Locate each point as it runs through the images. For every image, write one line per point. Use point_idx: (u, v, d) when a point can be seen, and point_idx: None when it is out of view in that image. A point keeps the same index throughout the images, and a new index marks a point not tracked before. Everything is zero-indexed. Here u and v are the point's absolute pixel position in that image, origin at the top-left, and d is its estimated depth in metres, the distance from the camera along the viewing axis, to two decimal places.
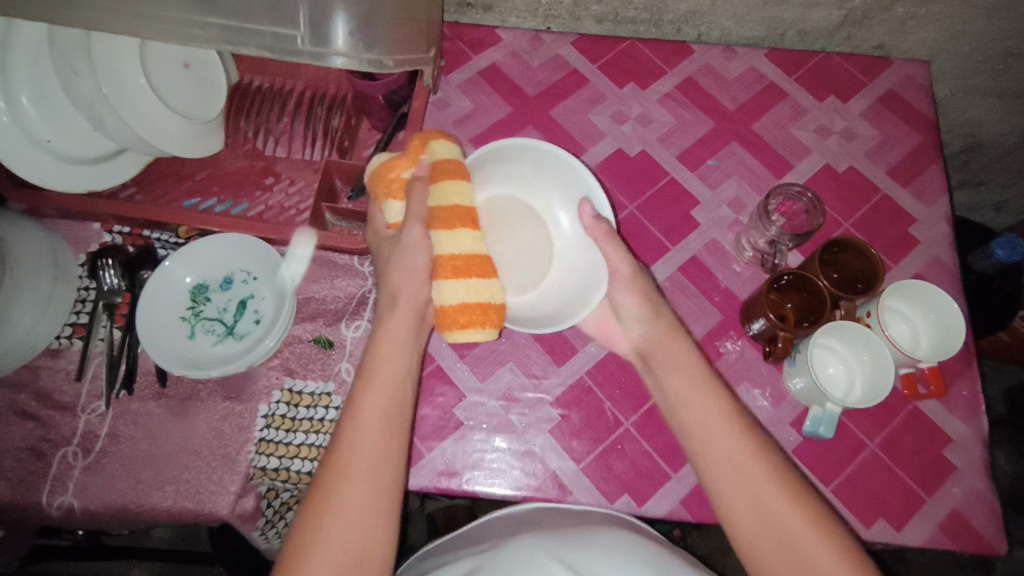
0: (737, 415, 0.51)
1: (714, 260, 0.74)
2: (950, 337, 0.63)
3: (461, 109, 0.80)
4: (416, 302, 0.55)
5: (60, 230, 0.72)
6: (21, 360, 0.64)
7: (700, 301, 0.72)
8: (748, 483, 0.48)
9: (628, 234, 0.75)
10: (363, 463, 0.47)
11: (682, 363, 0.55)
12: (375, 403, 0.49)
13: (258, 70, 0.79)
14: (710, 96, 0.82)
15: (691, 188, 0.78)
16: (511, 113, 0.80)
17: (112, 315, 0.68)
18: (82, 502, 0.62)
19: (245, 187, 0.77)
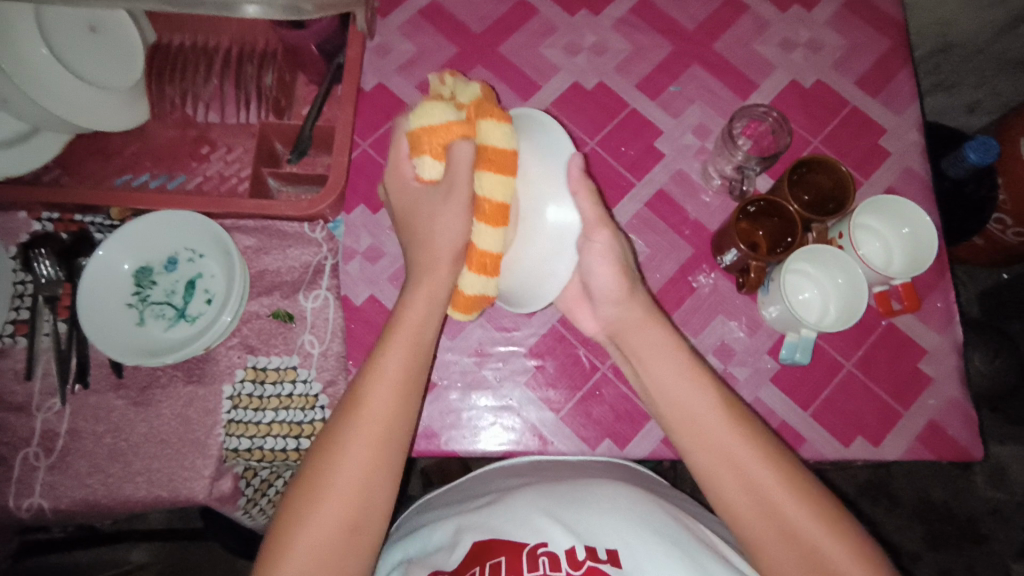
0: (705, 384, 0.50)
1: (681, 191, 0.71)
2: (925, 252, 0.61)
3: (403, 53, 0.75)
4: (451, 263, 0.51)
5: None
6: None
7: (669, 236, 0.70)
8: (749, 485, 0.46)
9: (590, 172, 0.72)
10: (368, 437, 0.46)
11: (649, 342, 0.53)
12: (390, 369, 0.47)
13: (178, 27, 0.71)
14: (666, 16, 0.77)
15: (653, 117, 0.74)
16: (457, 54, 0.75)
17: (55, 308, 0.65)
18: (51, 502, 0.60)
19: (180, 158, 0.72)
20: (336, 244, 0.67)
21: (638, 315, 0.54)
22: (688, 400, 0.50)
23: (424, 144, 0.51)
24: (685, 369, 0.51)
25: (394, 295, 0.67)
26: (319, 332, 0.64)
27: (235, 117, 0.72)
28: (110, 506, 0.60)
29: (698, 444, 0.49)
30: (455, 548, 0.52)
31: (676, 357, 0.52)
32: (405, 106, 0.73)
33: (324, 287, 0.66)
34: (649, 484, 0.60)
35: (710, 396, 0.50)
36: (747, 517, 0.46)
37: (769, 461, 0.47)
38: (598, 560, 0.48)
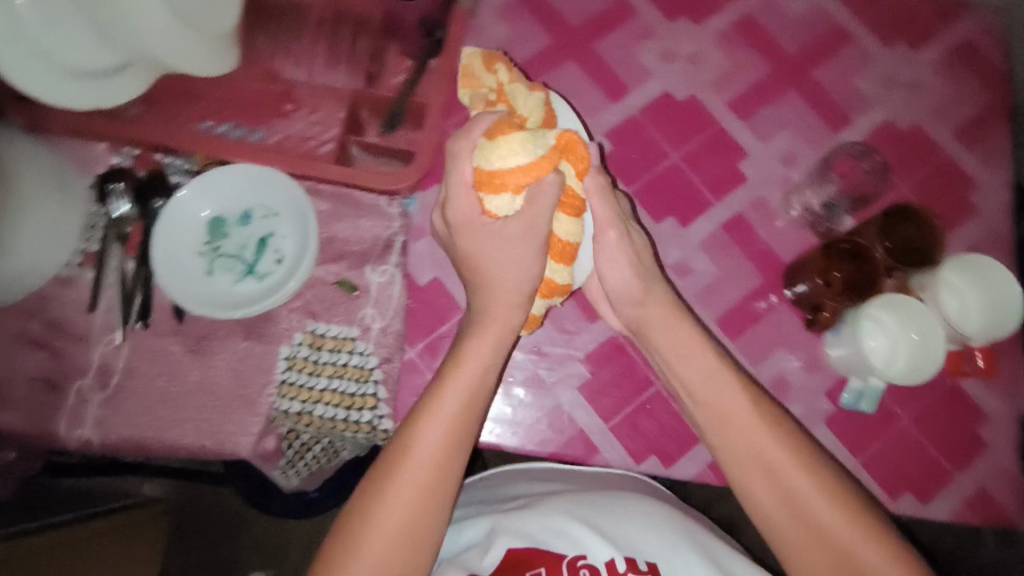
0: (757, 406, 0.52)
1: (759, 218, 0.70)
2: (971, 332, 0.59)
3: (497, 37, 0.73)
4: (519, 301, 0.51)
5: (66, 150, 0.67)
6: (32, 286, 0.62)
7: (740, 261, 0.69)
8: (795, 509, 0.49)
9: (669, 186, 0.71)
10: (426, 455, 0.48)
11: (688, 354, 0.54)
12: (453, 392, 0.50)
13: None
14: (767, 36, 0.75)
15: (740, 139, 0.72)
16: (550, 46, 0.74)
17: (124, 245, 0.65)
18: (100, 436, 0.61)
19: (262, 112, 0.71)
20: (408, 222, 0.67)
21: (666, 327, 0.55)
22: (738, 420, 0.52)
23: (485, 180, 0.49)
24: (734, 389, 0.53)
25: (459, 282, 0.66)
26: (382, 307, 0.64)
27: (322, 78, 0.71)
28: (158, 448, 0.61)
29: (738, 466, 0.52)
30: (489, 551, 0.52)
31: (710, 361, 0.54)
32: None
33: (393, 263, 0.65)
34: (689, 511, 0.59)
35: (764, 424, 0.51)
36: (806, 543, 0.48)
37: (827, 486, 0.49)
38: (639, 571, 0.50)
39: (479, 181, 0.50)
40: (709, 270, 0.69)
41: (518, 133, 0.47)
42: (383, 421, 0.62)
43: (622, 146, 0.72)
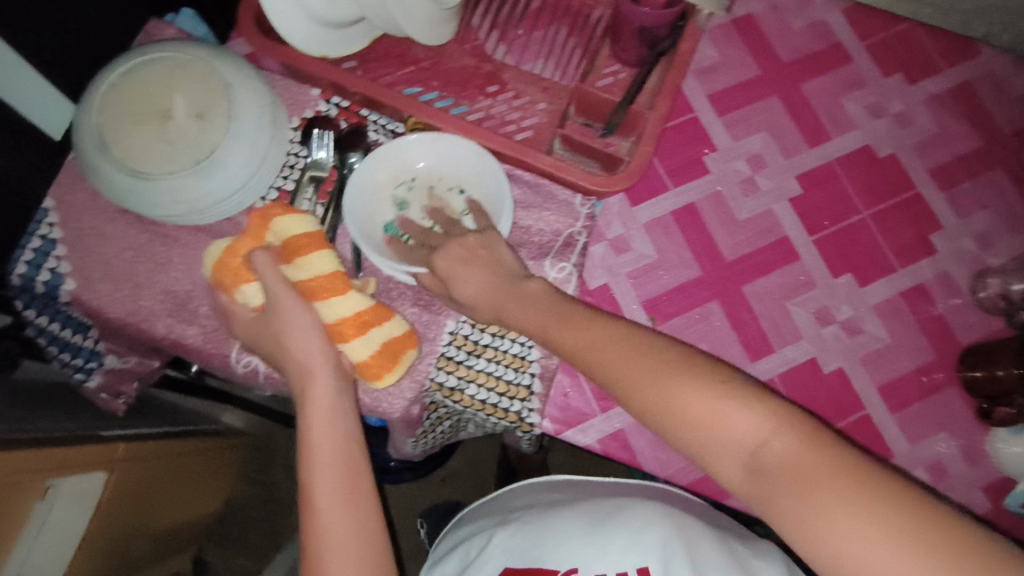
0: (779, 438, 0.43)
1: (942, 292, 0.68)
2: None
3: (705, 59, 0.73)
4: (333, 373, 0.54)
5: (278, 89, 0.70)
6: (226, 213, 0.65)
7: (914, 333, 0.67)
8: (833, 543, 0.39)
9: (855, 241, 0.70)
10: (326, 452, 0.52)
11: (712, 409, 0.44)
12: (320, 434, 0.53)
13: None
14: (984, 109, 0.72)
15: (935, 208, 0.70)
16: (758, 76, 0.73)
17: (318, 189, 0.67)
18: (267, 367, 0.63)
19: (468, 86, 0.71)
20: (591, 225, 0.67)
21: (620, 351, 0.50)
22: (747, 449, 0.43)
23: (319, 289, 0.55)
24: (738, 405, 0.44)
25: (628, 295, 0.67)
26: None
27: (531, 67, 0.72)
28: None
29: (747, 489, 0.44)
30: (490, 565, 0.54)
31: (700, 383, 0.46)
32: (693, 113, 0.72)
33: (572, 262, 0.65)
34: None
35: (760, 417, 0.44)
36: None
37: (879, 499, 0.39)
38: None
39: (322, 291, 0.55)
40: (880, 337, 0.67)
41: (321, 251, 0.55)
42: (532, 414, 0.63)
43: (814, 192, 0.71)
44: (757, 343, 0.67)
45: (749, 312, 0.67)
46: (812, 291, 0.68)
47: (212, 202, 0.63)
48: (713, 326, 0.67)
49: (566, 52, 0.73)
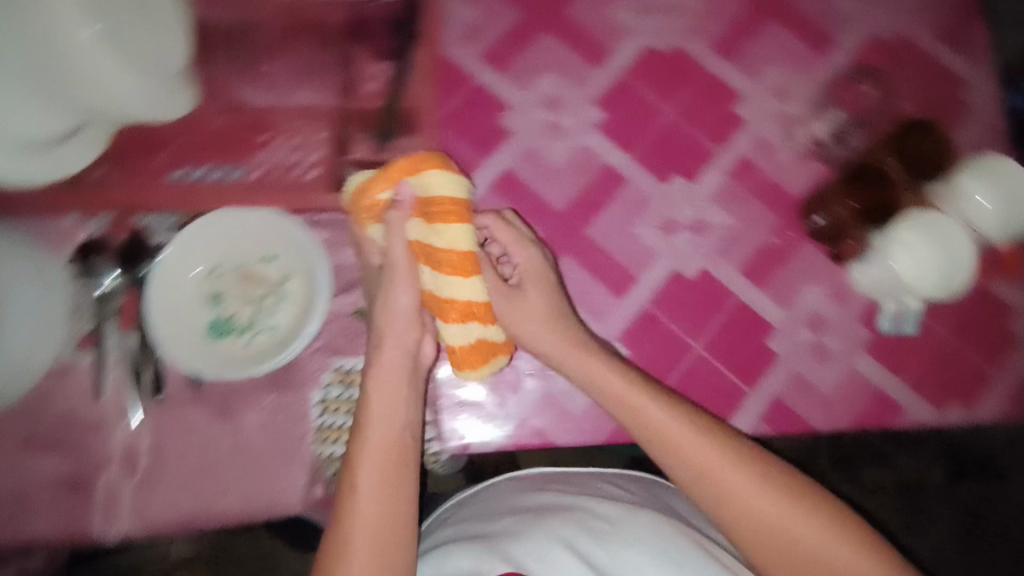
0: (734, 455, 0.48)
1: (762, 158, 0.69)
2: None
3: (457, 17, 0.70)
4: (407, 395, 0.51)
5: (27, 231, 0.61)
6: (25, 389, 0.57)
7: (752, 206, 0.68)
8: (731, 488, 0.47)
9: (670, 143, 0.69)
10: (375, 468, 0.47)
11: (637, 403, 0.51)
12: (371, 464, 0.47)
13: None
14: None
15: (728, 81, 0.71)
16: (517, 19, 0.70)
17: (118, 321, 0.60)
18: (142, 525, 0.57)
19: (231, 143, 0.65)
20: None
21: (602, 360, 0.54)
22: (739, 488, 0.47)
23: (365, 212, 0.55)
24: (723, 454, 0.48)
25: None
26: None
27: (286, 96, 0.66)
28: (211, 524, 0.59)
29: (671, 447, 0.49)
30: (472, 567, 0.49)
31: (621, 384, 0.52)
32: (465, 83, 0.69)
33: None
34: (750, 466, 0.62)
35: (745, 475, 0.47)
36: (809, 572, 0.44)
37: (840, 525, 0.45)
38: None
39: (439, 264, 0.53)
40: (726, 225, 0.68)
41: (428, 169, 0.52)
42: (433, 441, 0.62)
43: (612, 113, 0.70)
44: (617, 278, 0.66)
45: (598, 255, 0.67)
46: (648, 207, 0.68)
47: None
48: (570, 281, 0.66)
49: (313, 67, 0.67)
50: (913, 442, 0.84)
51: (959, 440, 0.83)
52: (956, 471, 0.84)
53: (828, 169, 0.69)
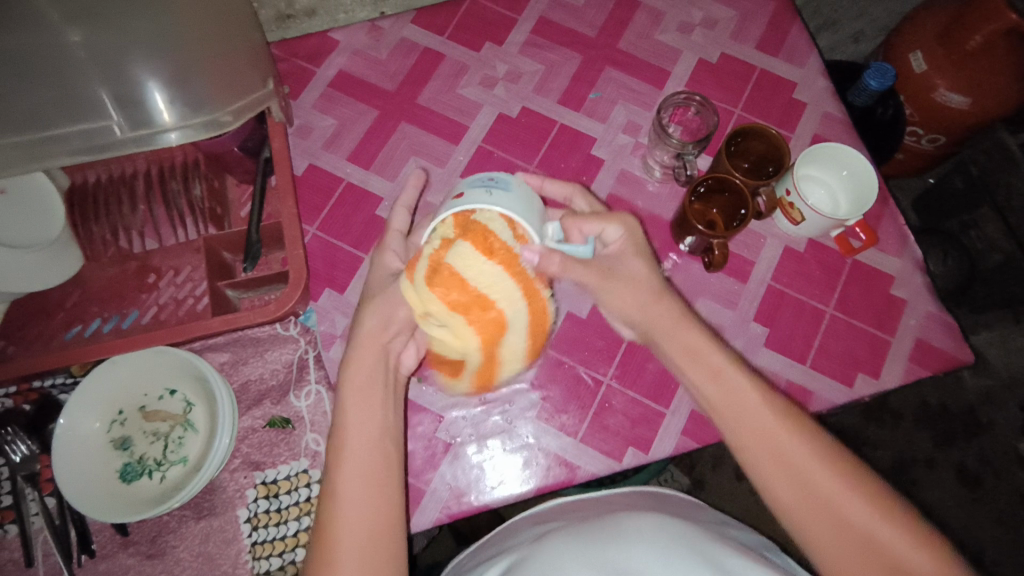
0: (810, 449, 0.50)
1: (809, 271, 0.75)
2: (867, 186, 0.71)
3: (528, 116, 0.80)
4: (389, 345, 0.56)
5: (159, 279, 0.71)
6: (114, 436, 0.63)
7: (797, 316, 0.74)
8: (800, 480, 0.48)
9: (729, 268, 0.75)
10: (365, 446, 0.51)
11: (728, 383, 0.53)
12: (358, 441, 0.51)
13: (346, 88, 0.80)
14: (778, 100, 0.81)
15: (779, 229, 0.76)
16: (583, 125, 0.80)
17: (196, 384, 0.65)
18: (217, 547, 0.62)
19: (332, 201, 0.75)
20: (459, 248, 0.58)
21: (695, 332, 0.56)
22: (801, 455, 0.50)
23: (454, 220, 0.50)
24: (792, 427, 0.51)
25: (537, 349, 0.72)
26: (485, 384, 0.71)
27: (377, 172, 0.77)
28: (258, 545, 0.62)
29: (738, 427, 0.52)
30: None
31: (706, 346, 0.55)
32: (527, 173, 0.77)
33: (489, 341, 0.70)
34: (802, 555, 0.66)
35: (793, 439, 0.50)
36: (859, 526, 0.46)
37: (888, 515, 0.46)
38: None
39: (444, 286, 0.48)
40: (761, 331, 0.73)
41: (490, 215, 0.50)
42: (481, 494, 0.67)
43: (662, 216, 0.77)
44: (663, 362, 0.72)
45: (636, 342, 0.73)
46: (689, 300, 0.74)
47: (94, 438, 0.62)
48: (610, 361, 0.72)
49: (400, 149, 0.78)
50: (896, 425, 1.16)
51: (957, 436, 1.14)
52: (966, 477, 1.14)
53: (859, 290, 0.75)
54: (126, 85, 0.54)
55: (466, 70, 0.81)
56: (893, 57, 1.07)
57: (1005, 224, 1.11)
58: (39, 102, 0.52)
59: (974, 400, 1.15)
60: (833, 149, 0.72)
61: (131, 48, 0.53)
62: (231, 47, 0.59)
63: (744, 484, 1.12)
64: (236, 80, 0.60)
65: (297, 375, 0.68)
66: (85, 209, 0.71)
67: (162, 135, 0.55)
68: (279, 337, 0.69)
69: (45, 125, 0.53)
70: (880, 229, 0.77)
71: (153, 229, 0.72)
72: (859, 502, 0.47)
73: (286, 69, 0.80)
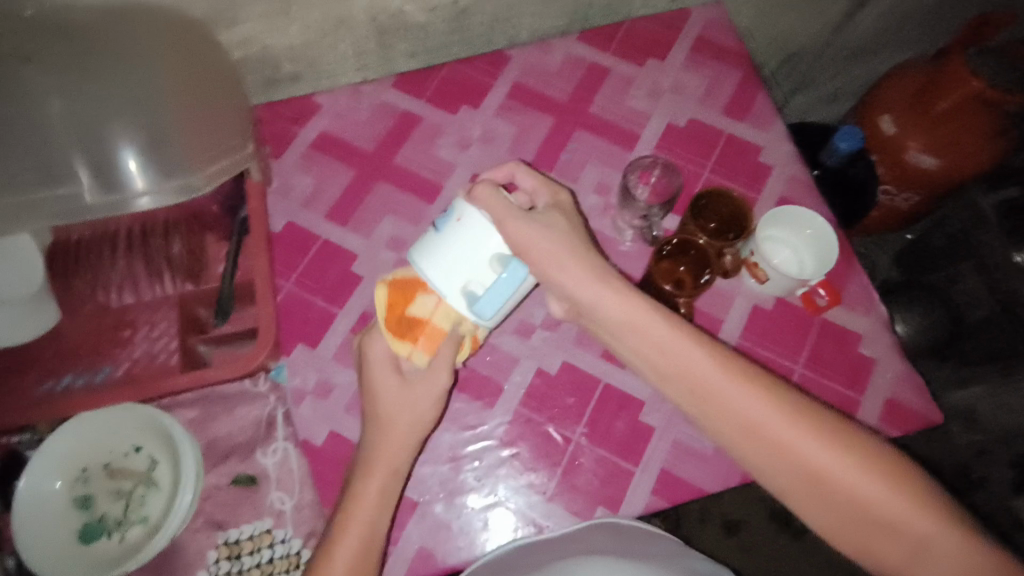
0: (783, 411, 0.52)
1: (776, 329, 0.76)
2: (828, 249, 0.73)
3: None
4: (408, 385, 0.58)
5: (133, 334, 0.72)
6: (76, 497, 0.62)
7: (766, 373, 0.74)
8: (777, 449, 0.51)
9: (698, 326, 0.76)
10: (377, 482, 0.55)
11: (687, 363, 0.54)
12: (374, 478, 0.55)
13: (326, 149, 0.83)
14: (743, 162, 0.84)
15: (747, 288, 0.78)
16: (554, 185, 0.82)
17: (162, 443, 0.64)
18: None
19: (309, 258, 0.77)
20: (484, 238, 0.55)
21: (656, 320, 0.55)
22: (830, 479, 0.50)
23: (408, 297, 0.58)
24: (812, 437, 0.51)
25: (506, 408, 0.73)
26: (455, 441, 0.71)
27: (353, 229, 0.79)
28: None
29: (706, 402, 0.54)
30: None
31: (663, 329, 0.55)
32: None
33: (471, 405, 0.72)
34: None
35: (757, 400, 0.52)
36: (830, 502, 0.51)
37: (854, 459, 0.50)
38: None
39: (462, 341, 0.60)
40: None
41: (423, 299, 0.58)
42: (447, 555, 0.66)
43: (632, 273, 0.78)
44: (632, 420, 0.72)
45: (606, 399, 0.73)
46: None
47: (57, 498, 0.61)
48: (581, 419, 0.72)
49: (377, 207, 0.80)
50: None
51: None
52: None
53: (827, 347, 0.76)
54: (99, 151, 0.56)
55: (442, 132, 0.84)
56: (865, 120, 1.11)
57: (988, 279, 1.10)
58: (17, 169, 0.55)
59: (968, 454, 1.15)
60: (797, 211, 0.75)
61: (109, 116, 0.56)
62: (209, 114, 0.62)
63: (728, 542, 1.11)
64: (213, 148, 0.62)
65: (265, 432, 0.68)
66: (64, 265, 0.72)
67: (134, 200, 0.57)
68: (249, 393, 0.69)
69: (21, 189, 0.55)
70: (846, 287, 0.79)
71: (130, 285, 0.73)
72: (831, 463, 0.51)
73: (270, 132, 0.83)
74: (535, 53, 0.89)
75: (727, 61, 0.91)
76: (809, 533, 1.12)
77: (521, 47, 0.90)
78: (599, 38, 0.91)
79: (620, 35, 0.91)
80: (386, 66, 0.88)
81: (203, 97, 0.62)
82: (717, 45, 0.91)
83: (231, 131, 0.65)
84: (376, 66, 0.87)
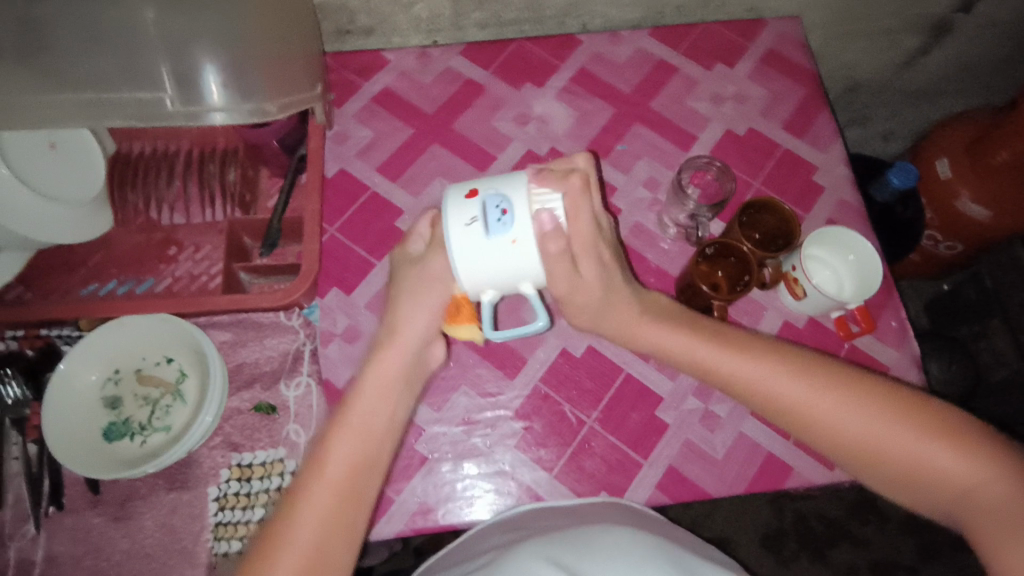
0: (760, 364, 0.55)
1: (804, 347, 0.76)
2: (869, 274, 0.73)
3: (555, 156, 0.83)
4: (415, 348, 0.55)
5: (178, 253, 0.74)
6: (106, 395, 0.65)
7: None
8: (770, 400, 0.55)
9: None
10: (344, 460, 0.49)
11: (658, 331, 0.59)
12: (344, 451, 0.49)
13: (388, 105, 0.84)
14: (796, 179, 0.84)
15: (781, 304, 0.78)
16: (605, 173, 0.82)
17: (191, 357, 0.67)
18: (180, 520, 0.63)
19: (356, 207, 0.78)
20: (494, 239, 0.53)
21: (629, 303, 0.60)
22: (825, 418, 0.53)
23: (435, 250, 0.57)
24: (800, 381, 0.54)
25: (525, 380, 0.73)
26: (473, 406, 0.72)
27: (402, 186, 0.80)
28: (221, 526, 0.63)
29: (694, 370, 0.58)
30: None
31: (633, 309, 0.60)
32: None
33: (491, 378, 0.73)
34: None
35: (739, 358, 0.56)
36: (846, 446, 0.53)
37: (855, 398, 0.52)
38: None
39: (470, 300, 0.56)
40: None
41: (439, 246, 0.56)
42: (448, 513, 0.67)
43: (669, 271, 0.78)
44: (648, 415, 0.73)
45: (624, 390, 0.74)
46: None
47: (89, 394, 0.64)
48: (598, 404, 0.73)
49: (429, 168, 0.81)
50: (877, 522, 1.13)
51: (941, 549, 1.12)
52: None
53: None
54: (184, 63, 0.58)
55: (502, 106, 0.85)
56: (922, 159, 1.10)
57: (1014, 339, 1.12)
58: (105, 68, 0.57)
59: None
60: (841, 234, 0.74)
61: (199, 34, 0.58)
62: (289, 48, 0.64)
63: None
64: (287, 79, 0.63)
65: (291, 365, 0.69)
66: (125, 177, 0.75)
67: (208, 114, 0.58)
68: (280, 326, 0.71)
69: (108, 89, 0.58)
70: (881, 319, 0.78)
71: (182, 205, 0.75)
72: (833, 404, 0.53)
73: (336, 81, 0.85)
74: (604, 41, 0.90)
75: (796, 78, 0.90)
76: (798, 563, 1.11)
77: (592, 35, 0.90)
78: (671, 36, 0.91)
79: (691, 37, 0.91)
80: (456, 33, 0.89)
81: (283, 29, 0.63)
82: (788, 60, 0.91)
83: (306, 67, 0.66)
84: (447, 32, 0.88)
